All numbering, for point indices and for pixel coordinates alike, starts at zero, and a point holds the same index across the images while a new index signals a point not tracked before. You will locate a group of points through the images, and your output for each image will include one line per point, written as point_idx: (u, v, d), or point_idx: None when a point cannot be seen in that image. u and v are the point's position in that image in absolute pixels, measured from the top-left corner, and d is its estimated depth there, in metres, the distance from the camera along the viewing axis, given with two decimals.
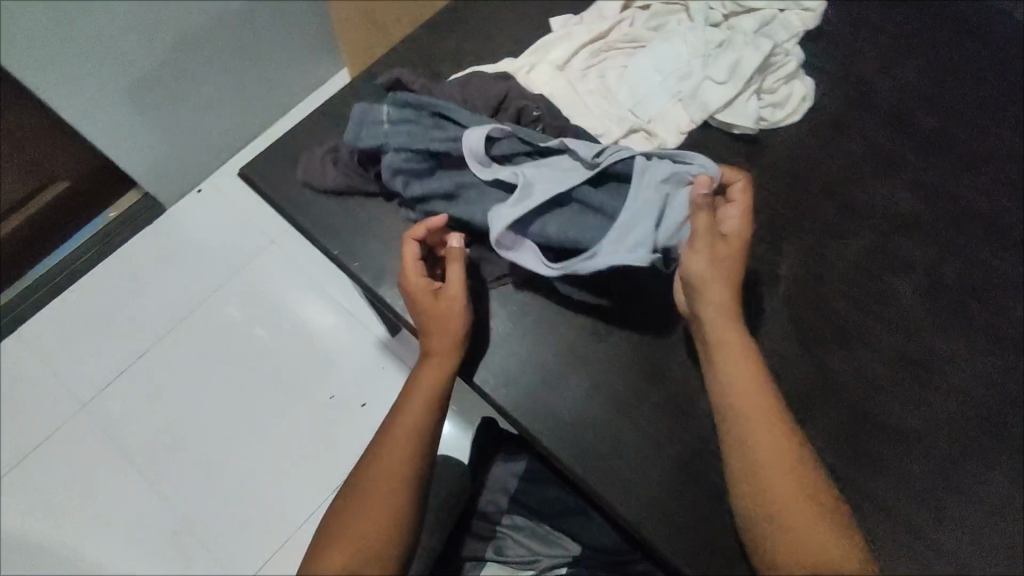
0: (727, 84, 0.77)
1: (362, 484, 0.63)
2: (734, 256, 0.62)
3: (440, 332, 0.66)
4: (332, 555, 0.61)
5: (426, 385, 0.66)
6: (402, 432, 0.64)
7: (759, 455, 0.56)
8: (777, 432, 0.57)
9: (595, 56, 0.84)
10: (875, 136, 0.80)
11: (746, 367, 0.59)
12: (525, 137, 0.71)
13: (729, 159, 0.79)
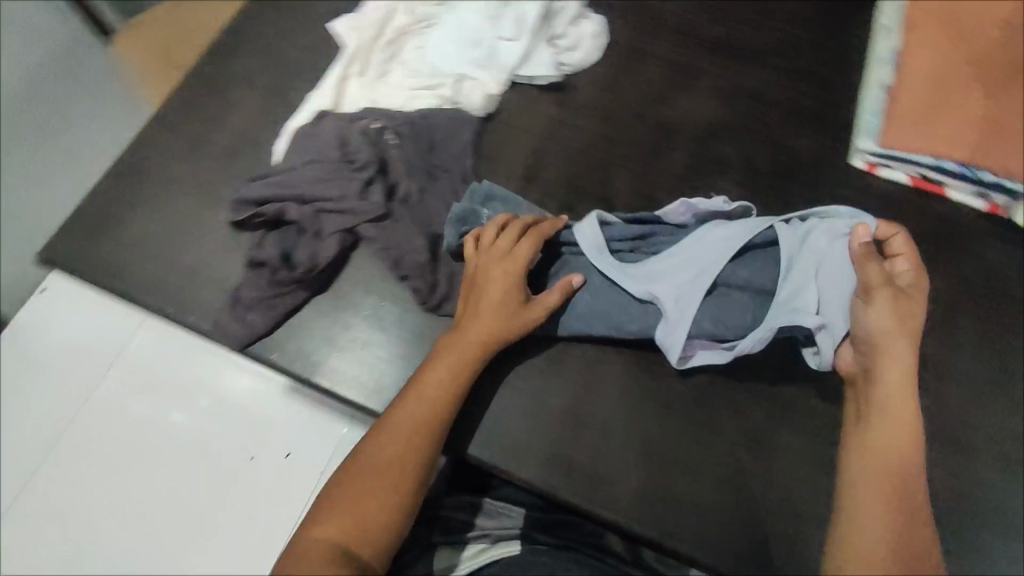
0: (517, 40, 0.79)
1: (372, 460, 0.58)
2: (908, 315, 0.58)
3: (489, 319, 0.63)
4: (327, 526, 0.54)
5: (456, 367, 0.62)
6: (428, 414, 0.60)
7: (866, 500, 0.51)
8: (909, 462, 0.53)
9: (393, 42, 0.81)
10: (670, 55, 0.83)
11: (905, 404, 0.55)
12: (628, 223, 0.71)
13: (542, 111, 0.79)
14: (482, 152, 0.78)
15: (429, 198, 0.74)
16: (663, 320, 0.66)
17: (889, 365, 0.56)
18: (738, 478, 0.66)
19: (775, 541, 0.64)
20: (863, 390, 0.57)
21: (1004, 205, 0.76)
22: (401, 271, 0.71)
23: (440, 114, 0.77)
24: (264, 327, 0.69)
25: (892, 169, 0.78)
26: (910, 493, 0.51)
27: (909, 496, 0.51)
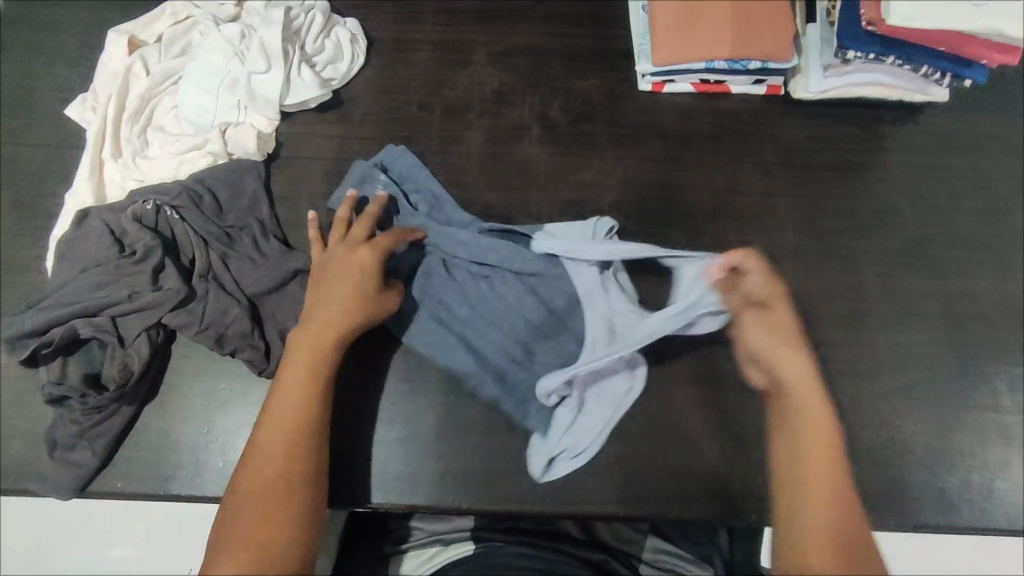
0: (272, 70, 0.73)
1: (252, 482, 0.55)
2: (784, 325, 0.62)
3: (338, 314, 0.62)
4: (224, 563, 0.51)
5: (310, 363, 0.60)
6: (300, 414, 0.58)
7: (800, 505, 0.55)
8: (828, 464, 0.56)
9: (142, 112, 0.74)
10: (437, 38, 0.82)
11: (816, 397, 0.59)
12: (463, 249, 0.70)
13: (326, 135, 0.77)
14: (277, 195, 0.74)
15: (234, 262, 0.68)
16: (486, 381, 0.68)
17: (801, 383, 0.59)
18: (623, 424, 0.67)
19: (671, 468, 0.66)
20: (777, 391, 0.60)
21: (780, 84, 0.79)
22: (227, 349, 0.66)
23: (214, 171, 0.71)
24: (96, 460, 0.62)
25: (676, 82, 0.80)
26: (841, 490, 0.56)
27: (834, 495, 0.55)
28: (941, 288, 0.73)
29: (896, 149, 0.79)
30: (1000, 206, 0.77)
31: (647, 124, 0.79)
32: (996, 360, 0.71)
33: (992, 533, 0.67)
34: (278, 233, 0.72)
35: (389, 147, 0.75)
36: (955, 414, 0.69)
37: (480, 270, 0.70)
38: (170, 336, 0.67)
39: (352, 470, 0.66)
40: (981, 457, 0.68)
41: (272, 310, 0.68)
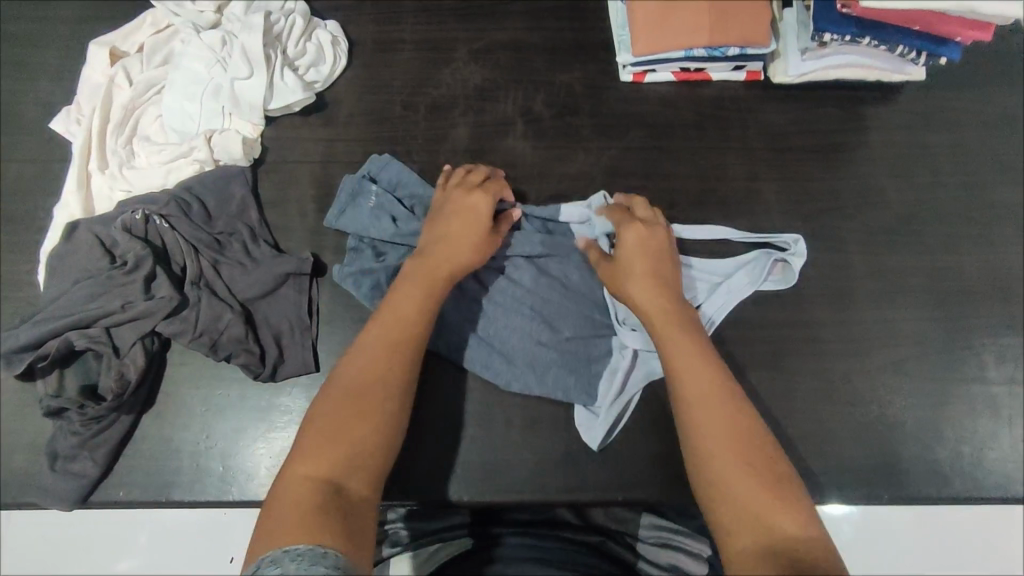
0: (254, 76, 0.73)
1: (347, 393, 0.56)
2: (635, 253, 0.65)
3: (449, 253, 0.64)
4: (303, 467, 0.51)
5: (423, 285, 0.62)
6: (404, 335, 0.59)
7: (697, 413, 0.56)
8: (723, 398, 0.56)
9: (127, 122, 0.74)
10: (418, 37, 0.82)
11: (693, 337, 0.60)
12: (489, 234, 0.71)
13: (312, 138, 0.77)
14: (266, 200, 0.75)
15: (225, 268, 0.69)
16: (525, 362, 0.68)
17: (636, 261, 0.64)
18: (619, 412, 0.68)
19: (667, 452, 0.67)
20: (652, 331, 0.62)
21: (760, 69, 0.80)
22: (223, 354, 0.66)
23: (201, 178, 0.71)
24: (98, 470, 0.63)
25: (657, 71, 0.80)
26: (750, 423, 0.56)
27: (739, 411, 0.56)
28: (924, 264, 0.74)
29: (876, 129, 0.80)
30: (980, 181, 0.78)
31: (630, 114, 0.80)
32: (981, 332, 0.72)
33: (984, 501, 0.68)
34: (269, 236, 0.72)
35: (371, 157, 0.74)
36: (943, 386, 0.71)
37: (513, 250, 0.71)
38: (165, 345, 0.68)
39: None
40: (968, 428, 0.69)
41: (265, 315, 0.69)
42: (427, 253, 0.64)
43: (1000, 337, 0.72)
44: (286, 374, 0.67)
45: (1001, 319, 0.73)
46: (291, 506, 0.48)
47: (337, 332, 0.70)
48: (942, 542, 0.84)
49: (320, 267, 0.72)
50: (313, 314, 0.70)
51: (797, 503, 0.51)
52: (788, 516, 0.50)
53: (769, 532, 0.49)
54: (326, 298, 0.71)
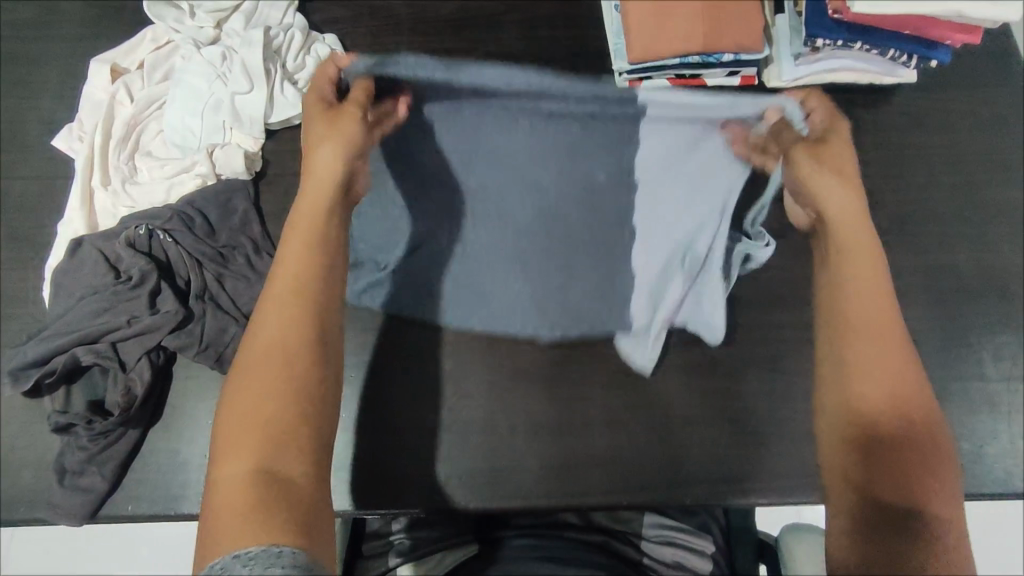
0: (255, 90, 0.74)
1: (258, 362, 0.53)
2: (842, 159, 0.61)
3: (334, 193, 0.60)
4: (235, 454, 0.49)
5: (307, 242, 0.58)
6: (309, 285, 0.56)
7: (869, 380, 0.55)
8: (902, 363, 0.56)
9: (129, 139, 0.75)
10: (415, 49, 0.83)
11: (871, 273, 0.59)
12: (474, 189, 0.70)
13: None
14: (268, 213, 0.75)
15: (229, 281, 0.70)
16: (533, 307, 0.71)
17: (848, 204, 0.60)
18: (622, 416, 0.69)
19: (670, 455, 0.68)
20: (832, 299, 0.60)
21: (753, 75, 0.81)
22: (228, 366, 0.67)
23: (204, 193, 0.72)
24: (105, 484, 0.63)
25: (652, 78, 0.81)
26: (918, 403, 0.54)
27: (904, 390, 0.54)
28: (919, 263, 0.75)
29: (869, 131, 0.81)
30: (971, 181, 0.79)
31: None
32: (978, 329, 0.73)
33: (987, 497, 0.69)
34: (270, 249, 0.73)
35: None
36: (942, 384, 0.71)
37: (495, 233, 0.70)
38: (170, 359, 0.68)
39: (359, 478, 0.67)
40: (966, 424, 0.70)
41: None
42: (301, 215, 0.59)
43: (995, 334, 0.73)
44: None
45: (995, 316, 0.74)
46: (227, 499, 0.46)
47: (341, 343, 0.71)
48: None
49: None
50: None
51: (926, 483, 0.51)
52: (898, 491, 0.51)
53: (877, 502, 0.51)
54: None
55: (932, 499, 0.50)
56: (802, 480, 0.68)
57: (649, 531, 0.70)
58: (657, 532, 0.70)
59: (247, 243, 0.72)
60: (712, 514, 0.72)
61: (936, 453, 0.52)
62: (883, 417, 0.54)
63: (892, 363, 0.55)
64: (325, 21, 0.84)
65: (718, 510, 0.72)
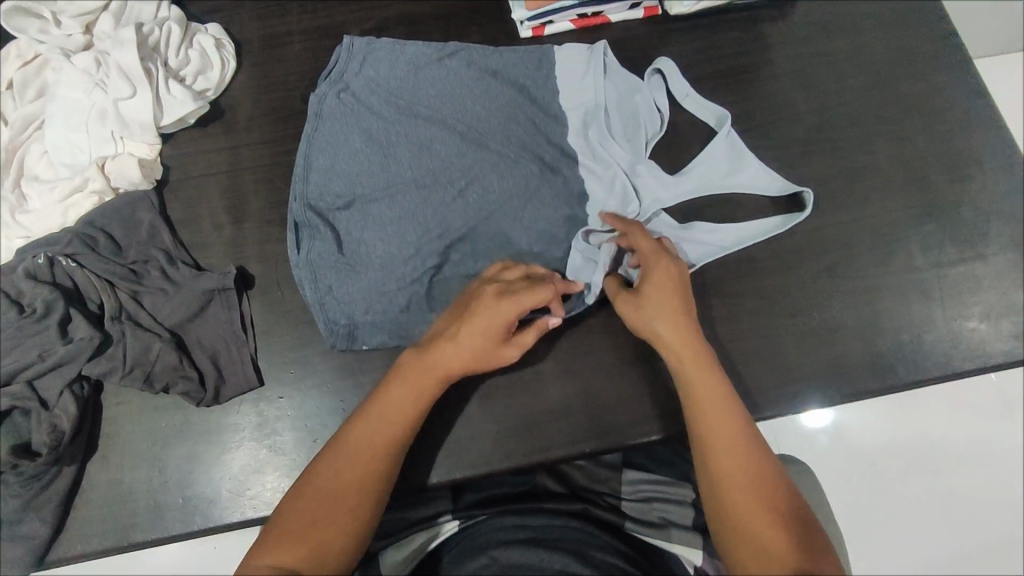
0: (138, 92, 0.69)
1: (310, 492, 0.53)
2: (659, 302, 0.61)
3: (476, 335, 0.58)
4: (279, 550, 0.50)
5: (417, 382, 0.58)
6: (379, 443, 0.55)
7: (702, 406, 0.57)
8: (749, 465, 0.54)
9: (12, 165, 0.70)
10: (307, 27, 0.79)
11: (722, 401, 0.57)
12: (398, 133, 0.74)
13: (215, 148, 0.74)
14: (178, 220, 0.71)
15: (147, 297, 0.66)
16: (595, 184, 0.73)
17: (665, 309, 0.60)
18: (572, 365, 0.69)
19: (627, 396, 0.68)
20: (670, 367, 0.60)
21: (656, 4, 0.80)
22: (159, 386, 0.63)
23: (102, 209, 0.68)
24: (49, 527, 0.60)
25: (554, 22, 0.80)
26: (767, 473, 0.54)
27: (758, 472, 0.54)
28: (839, 167, 0.76)
29: (774, 46, 0.81)
30: (879, 81, 0.79)
31: (563, 67, 0.77)
32: (905, 224, 0.74)
33: (932, 383, 0.70)
34: (186, 258, 0.69)
35: (312, 98, 0.75)
36: (877, 281, 0.72)
37: (422, 171, 0.73)
38: (97, 387, 0.64)
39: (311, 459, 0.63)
40: (903, 317, 0.71)
41: (197, 337, 0.66)
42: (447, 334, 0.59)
43: (920, 225, 0.74)
44: (235, 393, 0.65)
45: (919, 206, 0.75)
46: None
47: (276, 341, 0.67)
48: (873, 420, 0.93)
49: (247, 278, 0.69)
50: (248, 327, 0.67)
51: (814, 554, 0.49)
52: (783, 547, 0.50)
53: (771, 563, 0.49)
54: (257, 310, 0.68)
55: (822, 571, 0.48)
56: (754, 399, 0.69)
57: (631, 488, 0.72)
58: (639, 489, 0.71)
59: (159, 254, 0.68)
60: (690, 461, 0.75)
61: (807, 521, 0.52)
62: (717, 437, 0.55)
63: (710, 398, 0.57)
64: (210, 14, 0.80)
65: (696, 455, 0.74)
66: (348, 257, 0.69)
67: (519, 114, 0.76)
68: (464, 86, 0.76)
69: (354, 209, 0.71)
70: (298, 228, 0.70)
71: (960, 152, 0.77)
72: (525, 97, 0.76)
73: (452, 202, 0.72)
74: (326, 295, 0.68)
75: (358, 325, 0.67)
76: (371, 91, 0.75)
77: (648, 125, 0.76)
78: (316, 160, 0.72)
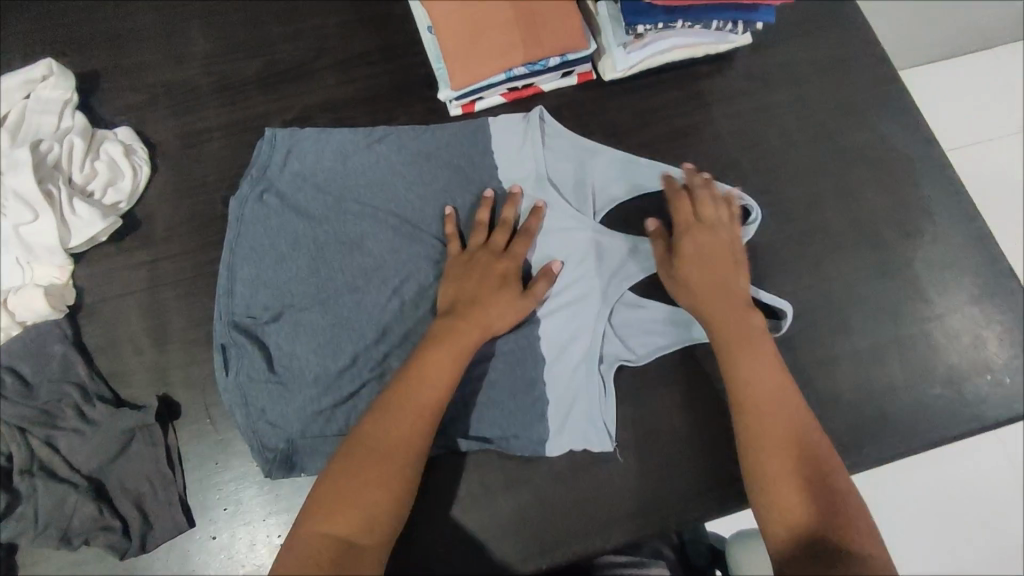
0: (42, 216, 0.64)
1: (346, 470, 0.55)
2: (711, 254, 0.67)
3: (501, 296, 0.64)
4: (331, 528, 0.52)
5: (453, 344, 0.61)
6: (416, 423, 0.57)
7: (741, 361, 0.61)
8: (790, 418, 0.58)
9: None
10: (224, 121, 0.75)
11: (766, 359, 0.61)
12: (328, 231, 0.70)
13: (130, 263, 0.69)
14: (94, 347, 0.66)
15: (61, 440, 0.61)
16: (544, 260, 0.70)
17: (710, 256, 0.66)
18: (523, 471, 0.65)
19: (585, 499, 0.64)
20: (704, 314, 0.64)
21: (589, 70, 0.77)
22: (78, 541, 0.58)
23: (9, 345, 0.63)
24: None
25: (485, 97, 0.76)
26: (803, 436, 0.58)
27: (802, 434, 0.58)
28: (791, 229, 0.73)
29: (715, 105, 0.78)
30: (824, 135, 0.77)
31: (506, 138, 0.74)
32: (863, 285, 0.72)
33: (905, 453, 0.67)
34: (103, 390, 0.64)
35: (233, 200, 0.70)
36: (838, 349, 0.70)
37: (355, 272, 0.69)
38: (10, 548, 0.59)
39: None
40: (867, 386, 0.69)
41: (119, 480, 0.61)
42: (467, 299, 0.64)
43: (877, 285, 0.72)
44: (166, 540, 0.60)
45: (875, 265, 0.72)
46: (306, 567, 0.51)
47: (207, 476, 0.63)
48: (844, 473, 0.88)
49: (172, 406, 0.65)
50: (175, 462, 0.62)
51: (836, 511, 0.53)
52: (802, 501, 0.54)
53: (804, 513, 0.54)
54: (184, 440, 0.64)
55: (841, 524, 0.53)
56: (724, 490, 0.65)
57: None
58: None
59: (74, 390, 0.63)
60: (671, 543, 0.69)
61: (842, 481, 0.56)
62: (754, 392, 0.59)
63: (754, 356, 0.61)
64: (120, 116, 0.75)
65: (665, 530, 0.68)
66: (281, 375, 0.65)
67: (456, 201, 0.72)
68: (395, 174, 0.72)
69: (284, 320, 0.66)
70: (224, 349, 0.65)
71: (912, 205, 0.74)
72: (461, 180, 0.73)
73: (388, 301, 0.68)
74: (259, 419, 0.63)
75: (295, 449, 0.63)
76: (297, 187, 0.71)
77: (598, 196, 0.73)
78: (241, 269, 0.68)
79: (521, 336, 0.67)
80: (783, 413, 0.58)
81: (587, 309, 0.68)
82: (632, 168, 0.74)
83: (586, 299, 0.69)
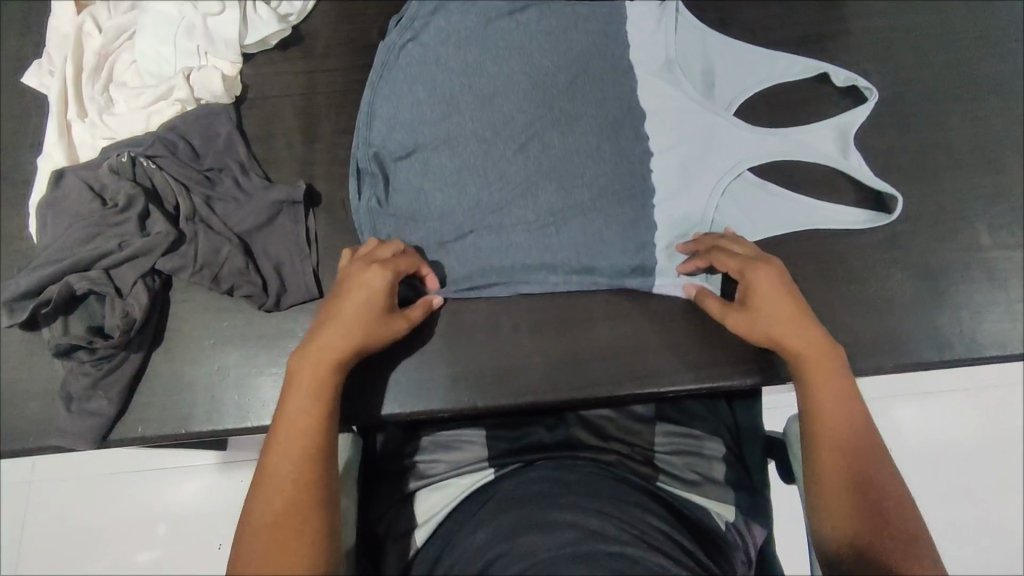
0: (227, 10, 0.73)
1: (285, 428, 0.54)
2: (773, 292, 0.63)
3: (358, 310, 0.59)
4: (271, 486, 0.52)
5: (347, 314, 0.59)
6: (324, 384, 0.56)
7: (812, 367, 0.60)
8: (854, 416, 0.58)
9: (102, 70, 0.73)
10: None
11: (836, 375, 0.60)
12: (468, 85, 0.73)
13: (292, 70, 0.76)
14: (253, 136, 0.74)
15: (219, 203, 0.69)
16: (668, 143, 0.73)
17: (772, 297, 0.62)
18: (625, 307, 0.70)
19: (674, 348, 0.69)
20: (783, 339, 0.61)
21: None
22: (225, 287, 0.66)
23: (184, 116, 0.70)
24: (113, 408, 0.63)
25: None
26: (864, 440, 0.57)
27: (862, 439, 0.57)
28: (909, 141, 0.75)
29: (854, 16, 0.80)
30: (958, 60, 0.78)
31: (645, 18, 0.76)
32: (973, 203, 0.73)
33: (985, 360, 0.70)
34: (257, 171, 0.71)
35: (380, 46, 0.75)
36: (938, 256, 0.72)
37: (488, 124, 0.72)
38: (166, 284, 0.67)
39: (345, 421, 0.66)
40: (960, 293, 0.71)
41: (264, 246, 0.68)
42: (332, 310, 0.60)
43: (986, 206, 0.73)
44: (297, 304, 0.68)
45: (988, 188, 0.74)
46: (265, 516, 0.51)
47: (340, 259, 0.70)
48: (878, 392, 0.97)
49: (314, 196, 0.72)
50: (312, 243, 0.70)
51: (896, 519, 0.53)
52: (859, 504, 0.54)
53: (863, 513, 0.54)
54: (324, 226, 0.71)
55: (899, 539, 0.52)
56: None
57: (663, 444, 0.72)
58: (672, 447, 0.72)
59: (233, 165, 0.70)
60: (719, 416, 0.76)
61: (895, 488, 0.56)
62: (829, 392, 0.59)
63: (820, 372, 0.60)
64: None
65: (723, 411, 0.76)
66: (411, 208, 0.71)
67: (593, 65, 0.75)
68: (536, 39, 0.75)
69: (415, 158, 0.71)
70: (360, 175, 0.71)
71: None
72: (603, 48, 0.76)
73: (517, 151, 0.72)
74: (392, 234, 0.70)
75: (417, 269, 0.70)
76: (440, 42, 0.75)
77: (729, 83, 0.76)
78: (382, 108, 0.73)
79: (639, 193, 0.72)
80: (852, 415, 0.58)
81: (706, 186, 0.72)
82: (760, 64, 0.76)
83: (707, 180, 0.72)
